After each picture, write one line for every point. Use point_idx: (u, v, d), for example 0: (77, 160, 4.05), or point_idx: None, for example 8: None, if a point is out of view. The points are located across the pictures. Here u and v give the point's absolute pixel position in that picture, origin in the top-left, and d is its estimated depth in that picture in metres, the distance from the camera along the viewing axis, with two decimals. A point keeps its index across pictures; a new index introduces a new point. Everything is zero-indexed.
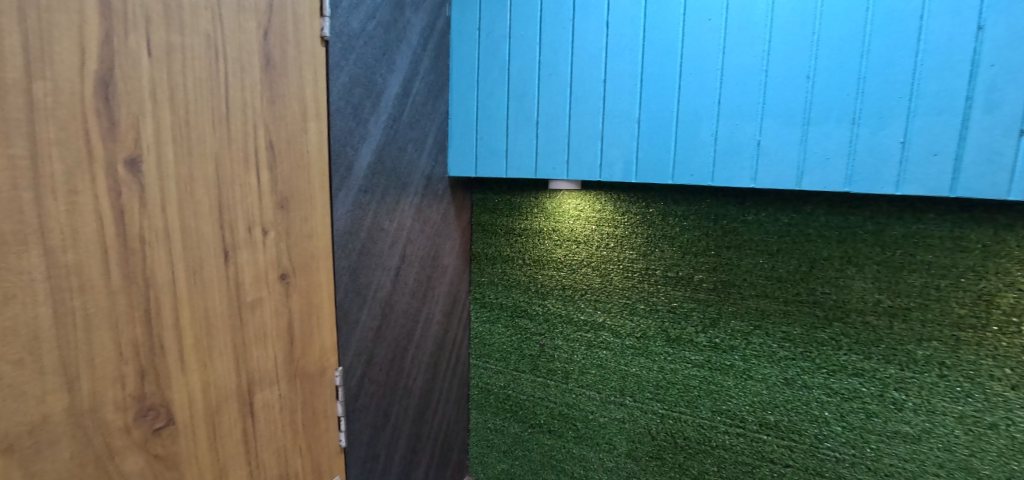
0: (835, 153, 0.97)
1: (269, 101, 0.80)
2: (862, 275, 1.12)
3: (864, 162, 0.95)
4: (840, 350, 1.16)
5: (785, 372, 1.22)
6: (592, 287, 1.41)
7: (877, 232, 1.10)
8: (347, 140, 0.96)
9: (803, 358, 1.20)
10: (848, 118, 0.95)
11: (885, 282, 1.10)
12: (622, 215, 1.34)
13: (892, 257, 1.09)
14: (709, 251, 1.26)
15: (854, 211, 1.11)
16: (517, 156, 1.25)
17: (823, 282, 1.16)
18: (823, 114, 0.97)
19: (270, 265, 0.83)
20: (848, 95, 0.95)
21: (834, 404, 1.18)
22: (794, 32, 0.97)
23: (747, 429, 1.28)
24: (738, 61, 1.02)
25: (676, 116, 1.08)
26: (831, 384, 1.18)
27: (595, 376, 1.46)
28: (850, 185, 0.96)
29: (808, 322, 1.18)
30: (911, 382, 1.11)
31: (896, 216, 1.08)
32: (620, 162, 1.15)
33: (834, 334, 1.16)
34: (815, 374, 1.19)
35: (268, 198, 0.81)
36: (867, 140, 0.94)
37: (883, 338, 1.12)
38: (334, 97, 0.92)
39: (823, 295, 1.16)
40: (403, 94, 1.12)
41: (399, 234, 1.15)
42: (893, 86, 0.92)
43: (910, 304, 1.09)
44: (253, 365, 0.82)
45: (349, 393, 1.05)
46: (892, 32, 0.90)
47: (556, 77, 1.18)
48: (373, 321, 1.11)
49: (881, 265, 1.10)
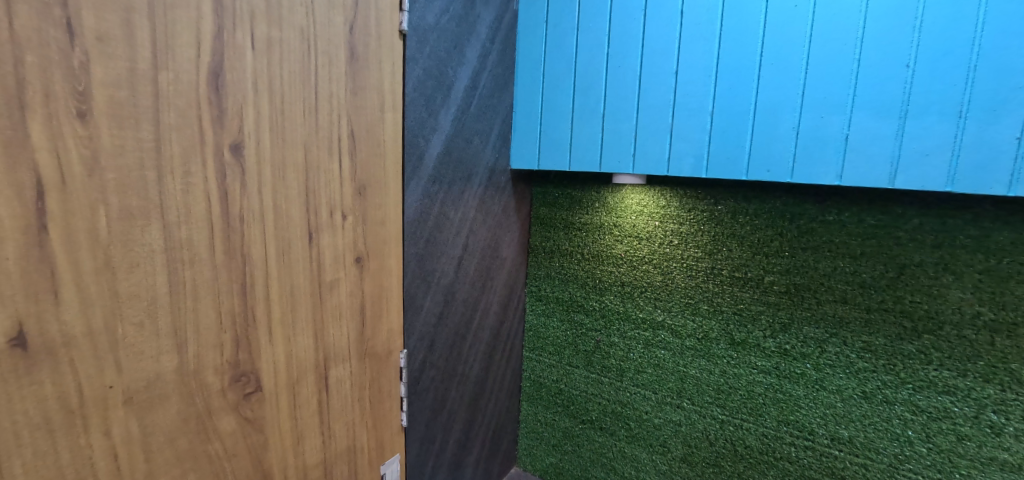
0: (934, 149, 0.93)
1: (352, 92, 0.84)
2: (960, 284, 1.08)
3: (970, 160, 0.91)
4: (928, 365, 1.13)
5: (864, 385, 1.20)
6: (653, 285, 1.40)
7: (981, 238, 1.05)
8: (419, 131, 1.00)
9: (887, 371, 1.17)
10: (954, 111, 0.91)
11: (987, 294, 1.06)
12: (688, 212, 1.32)
13: (996, 266, 1.05)
14: (783, 253, 1.23)
15: (954, 212, 1.06)
16: (581, 150, 1.26)
17: (913, 291, 1.12)
18: (924, 107, 0.93)
19: (348, 248, 0.87)
20: (954, 87, 0.90)
21: (921, 424, 1.15)
22: (893, 20, 0.94)
23: (817, 442, 1.26)
24: (827, 51, 0.99)
25: (755, 108, 1.06)
26: (918, 401, 1.15)
27: (651, 375, 1.45)
28: (952, 185, 0.92)
29: (893, 332, 1.15)
30: (1012, 405, 1.07)
31: (1002, 220, 1.03)
32: (689, 156, 1.14)
33: (923, 347, 1.13)
34: (899, 390, 1.16)
35: (348, 185, 0.86)
36: (974, 136, 0.90)
37: (981, 355, 1.08)
38: (410, 89, 0.96)
39: (913, 304, 1.13)
40: (472, 87, 1.15)
41: (463, 224, 1.18)
42: (1007, 79, 0.87)
43: (1017, 318, 1.04)
44: (329, 342, 0.87)
45: (411, 375, 1.10)
46: (1011, 17, 0.86)
47: (623, 70, 1.18)
48: (436, 307, 1.15)
49: (983, 275, 1.06)
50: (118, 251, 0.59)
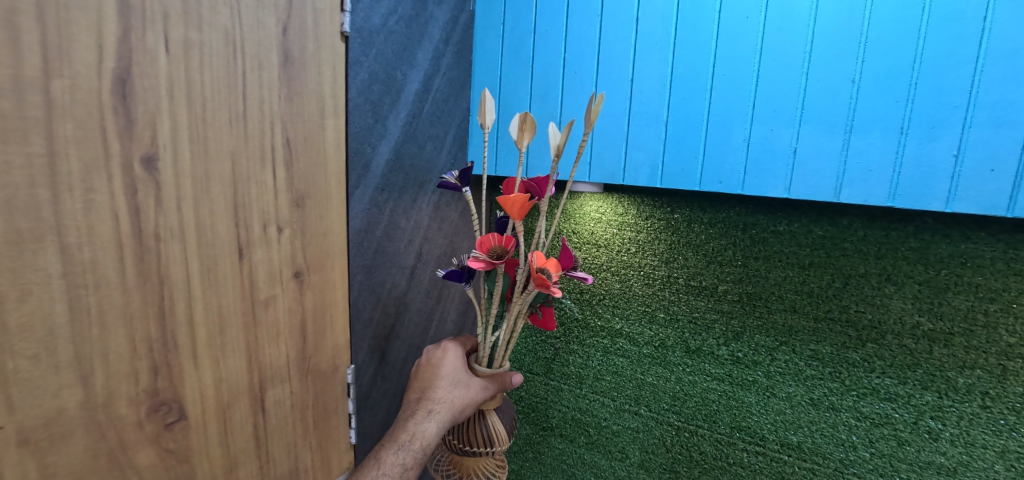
0: (877, 164, 0.95)
1: (288, 98, 0.79)
2: (902, 295, 1.11)
3: (910, 176, 0.92)
4: (871, 373, 1.16)
5: (811, 392, 1.22)
6: (611, 293, 1.39)
7: (922, 249, 1.08)
8: (365, 138, 0.95)
9: (833, 379, 1.19)
10: (895, 128, 0.93)
11: (926, 304, 1.09)
12: (644, 219, 1.31)
13: (935, 277, 1.08)
14: (736, 262, 1.23)
15: (896, 224, 1.10)
16: (539, 155, 1.23)
17: (859, 301, 1.14)
18: (868, 124, 0.95)
19: (285, 263, 0.82)
20: (895, 104, 0.92)
21: (864, 429, 1.18)
22: (839, 35, 0.95)
23: (767, 447, 1.27)
24: (776, 64, 1.00)
25: (708, 119, 1.06)
26: (862, 408, 1.18)
27: (609, 383, 1.44)
28: (894, 200, 0.94)
29: (839, 341, 1.17)
30: (949, 411, 1.10)
31: (942, 233, 1.06)
32: (645, 166, 1.12)
33: (867, 355, 1.16)
34: (844, 396, 1.19)
35: (284, 196, 0.80)
36: (914, 153, 0.92)
37: (920, 363, 1.11)
38: (353, 93, 0.91)
39: (858, 314, 1.15)
40: (424, 90, 1.10)
41: (415, 233, 1.14)
42: (945, 98, 0.89)
43: (953, 329, 1.08)
44: (264, 362, 0.82)
45: (360, 391, 1.04)
46: (949, 37, 0.88)
47: (580, 77, 1.16)
48: (387, 319, 1.10)
49: (923, 285, 1.09)
50: (5, 276, 0.55)
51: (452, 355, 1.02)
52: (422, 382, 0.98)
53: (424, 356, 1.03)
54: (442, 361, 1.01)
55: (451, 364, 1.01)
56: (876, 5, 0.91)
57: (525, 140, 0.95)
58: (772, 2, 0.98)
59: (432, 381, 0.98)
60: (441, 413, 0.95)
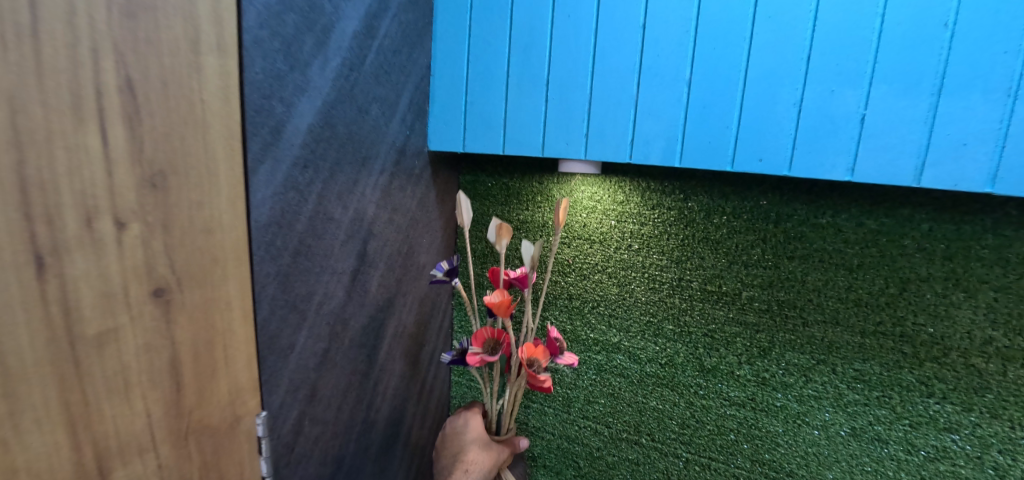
0: (974, 137, 0.69)
1: (127, 14, 0.49)
2: (973, 304, 0.87)
3: (1018, 152, 0.68)
4: (928, 398, 0.92)
5: (852, 421, 0.97)
6: (607, 299, 1.10)
7: (999, 247, 0.84)
8: (274, 91, 0.66)
9: (880, 404, 0.95)
10: (1001, 88, 0.67)
11: (1003, 317, 0.85)
12: (651, 209, 1.02)
13: (1017, 282, 0.84)
14: (765, 263, 0.97)
15: (966, 217, 0.85)
16: (518, 127, 0.92)
17: (918, 311, 0.90)
18: (965, 82, 0.69)
19: (134, 277, 0.53)
20: (1003, 55, 0.67)
21: (914, 465, 0.95)
22: None
23: None
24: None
25: (746, 76, 0.78)
26: (914, 440, 0.94)
27: (604, 407, 1.17)
28: (995, 185, 0.69)
29: (891, 360, 0.93)
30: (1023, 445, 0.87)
31: None
32: (661, 138, 0.84)
33: (923, 377, 0.92)
34: (893, 426, 0.95)
35: (127, 171, 0.51)
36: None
37: (991, 387, 0.88)
38: (250, 23, 0.62)
39: (915, 327, 0.91)
40: (366, 34, 0.81)
41: (356, 227, 0.84)
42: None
43: None
44: (106, 432, 0.53)
45: (277, 444, 0.76)
46: None
47: (575, 19, 0.86)
48: (319, 344, 0.81)
49: (1000, 292, 0.85)
50: None
51: (476, 419, 0.99)
52: (451, 448, 0.95)
53: (446, 424, 0.98)
54: (466, 429, 0.96)
55: (475, 433, 0.96)
56: None
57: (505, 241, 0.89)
58: None
59: (462, 446, 0.94)
60: (477, 474, 0.91)
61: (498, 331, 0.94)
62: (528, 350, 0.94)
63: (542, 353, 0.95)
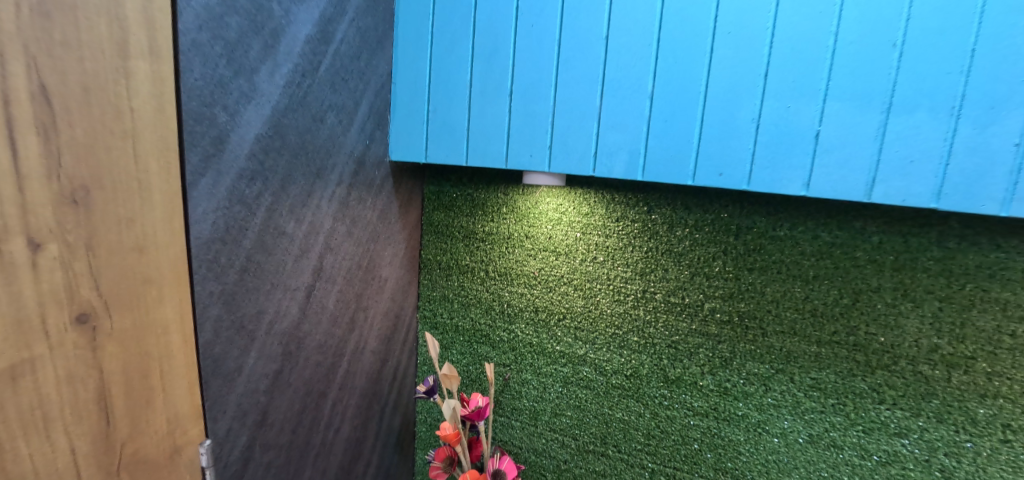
0: (922, 154, 0.66)
1: (39, 13, 0.44)
2: (919, 314, 0.84)
3: (961, 170, 0.65)
4: (880, 405, 0.88)
5: (810, 428, 0.92)
6: (573, 311, 1.05)
7: (944, 259, 0.81)
8: (216, 97, 0.61)
9: (836, 412, 0.90)
10: (947, 107, 0.64)
11: (948, 324, 0.82)
12: (615, 220, 0.99)
13: (958, 293, 0.81)
14: (726, 274, 0.92)
15: (917, 230, 0.82)
16: (482, 137, 0.88)
17: (870, 321, 0.86)
18: (912, 99, 0.66)
19: (51, 301, 0.48)
20: (949, 76, 0.64)
21: (868, 470, 0.90)
22: None
23: None
24: (796, 18, 0.68)
25: (705, 90, 0.74)
26: (867, 445, 0.90)
27: (570, 419, 1.10)
28: (939, 201, 0.66)
29: (846, 369, 0.88)
30: (965, 448, 0.84)
31: (971, 240, 0.79)
32: (623, 150, 0.80)
33: (876, 385, 0.87)
34: (849, 433, 0.90)
35: (40, 188, 0.46)
36: (967, 141, 0.64)
37: (937, 393, 0.85)
38: (189, 25, 0.57)
39: (867, 337, 0.86)
40: (321, 40, 0.77)
41: (310, 241, 0.80)
42: (1016, 64, 0.62)
43: (975, 352, 0.82)
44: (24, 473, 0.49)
45: (223, 472, 0.72)
46: None
47: (538, 29, 0.82)
48: (270, 364, 0.77)
49: (944, 302, 0.82)
50: None
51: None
52: None
53: None
54: None
55: None
56: None
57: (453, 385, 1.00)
58: None
59: None
60: None
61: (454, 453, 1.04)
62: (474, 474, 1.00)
63: None
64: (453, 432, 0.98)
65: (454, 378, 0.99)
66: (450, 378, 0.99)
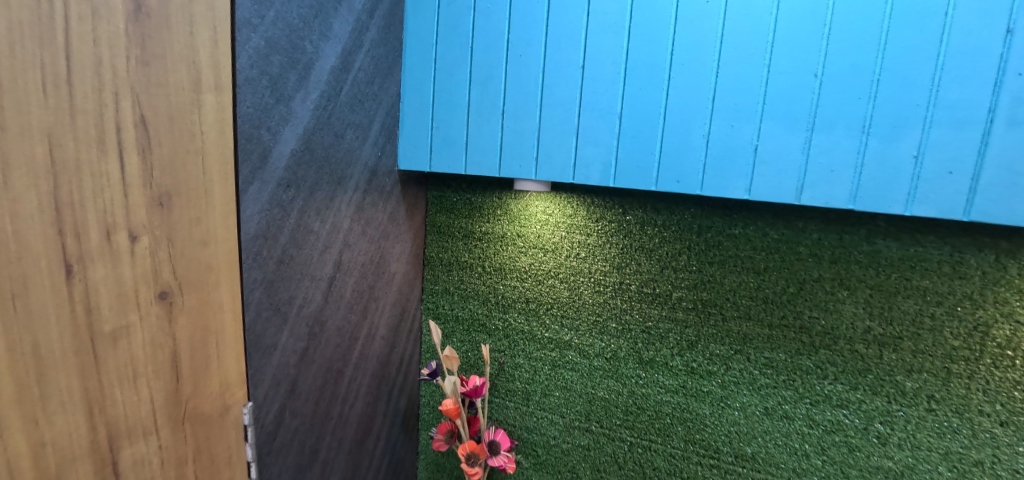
0: (840, 164, 0.80)
1: (142, 62, 0.58)
2: (854, 300, 0.97)
3: (872, 177, 0.78)
4: (824, 380, 1.01)
5: (765, 402, 1.06)
6: (559, 301, 1.19)
7: (872, 253, 0.95)
8: (261, 121, 0.76)
9: (787, 387, 1.04)
10: (858, 126, 0.78)
11: (879, 309, 0.96)
12: (595, 220, 1.13)
13: (886, 281, 0.95)
14: (690, 267, 1.07)
15: (849, 229, 0.95)
16: (478, 150, 1.02)
17: (813, 306, 0.99)
18: (832, 119, 0.79)
19: (143, 281, 0.62)
20: (859, 100, 0.77)
21: (816, 437, 1.04)
22: (802, 22, 0.79)
23: (722, 460, 1.11)
24: (737, 54, 0.83)
25: (664, 112, 0.88)
26: (814, 416, 1.03)
27: (558, 398, 1.24)
28: (855, 203, 0.80)
29: (794, 348, 1.02)
30: (898, 415, 0.99)
31: (893, 237, 0.93)
32: (598, 162, 0.94)
33: (820, 362, 1.01)
34: (798, 405, 1.04)
35: (138, 194, 0.60)
36: (877, 154, 0.78)
37: (871, 368, 0.98)
38: (243, 64, 0.71)
39: (811, 320, 1.00)
40: (342, 69, 0.91)
41: (332, 239, 0.94)
42: (912, 91, 0.75)
43: (902, 332, 0.96)
44: (117, 415, 0.63)
45: (261, 432, 0.86)
46: (918, 24, 0.74)
47: (525, 60, 0.96)
48: (298, 343, 0.91)
49: (874, 289, 0.96)
50: None
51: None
52: None
53: None
54: None
55: None
56: None
57: (454, 366, 1.15)
58: None
59: None
60: None
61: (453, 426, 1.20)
62: (471, 444, 1.16)
63: (482, 449, 1.16)
64: (453, 407, 1.13)
65: (454, 360, 1.15)
66: (451, 360, 1.15)
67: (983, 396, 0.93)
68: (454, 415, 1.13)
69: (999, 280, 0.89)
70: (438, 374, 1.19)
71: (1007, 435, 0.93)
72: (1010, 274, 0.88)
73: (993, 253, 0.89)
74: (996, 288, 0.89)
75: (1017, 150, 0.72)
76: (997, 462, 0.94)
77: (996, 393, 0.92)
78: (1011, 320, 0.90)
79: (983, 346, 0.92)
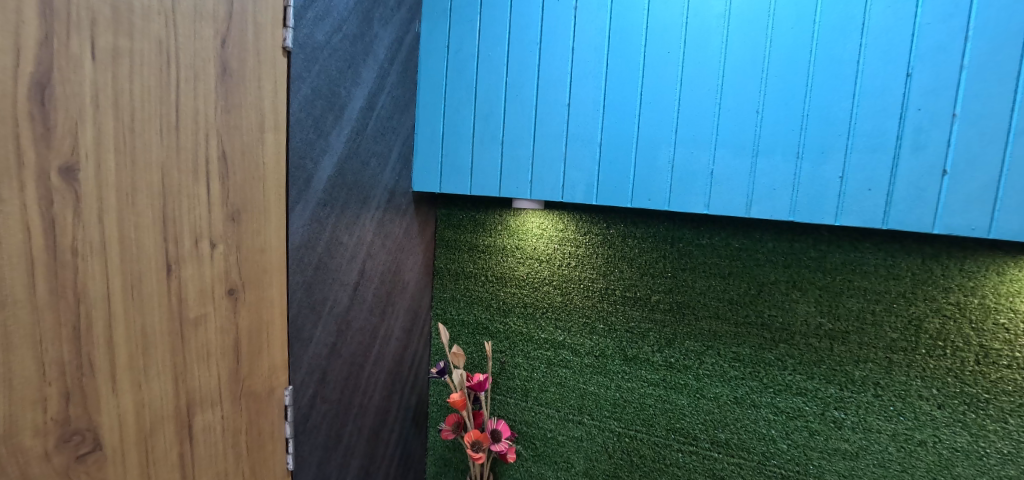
0: (780, 184, 0.96)
1: (224, 110, 0.79)
2: (806, 299, 1.12)
3: (806, 193, 0.94)
4: (784, 370, 1.15)
5: (735, 392, 1.20)
6: (554, 306, 1.35)
7: (819, 258, 1.10)
8: (306, 153, 0.94)
9: (752, 377, 1.18)
10: (793, 152, 0.95)
11: (826, 306, 1.11)
12: (584, 234, 1.29)
13: (832, 282, 1.10)
14: (666, 274, 1.23)
15: (798, 237, 1.11)
16: (481, 174, 1.19)
17: (771, 306, 1.15)
18: (771, 147, 0.96)
19: (217, 280, 0.81)
20: (792, 131, 0.94)
21: (780, 423, 1.17)
22: (744, 69, 0.97)
23: (699, 446, 1.24)
24: (693, 96, 1.00)
25: (635, 143, 1.05)
26: (778, 403, 1.17)
27: (554, 394, 1.38)
28: (794, 215, 0.95)
29: (757, 343, 1.17)
30: (850, 401, 1.11)
31: (836, 244, 1.09)
32: (581, 184, 1.10)
33: (780, 355, 1.15)
34: (763, 394, 1.18)
35: (218, 211, 0.79)
36: (808, 175, 0.94)
37: (823, 359, 1.12)
38: (295, 108, 0.91)
39: (770, 317, 1.15)
40: (368, 108, 1.09)
41: (358, 249, 1.11)
42: (834, 123, 0.92)
43: (848, 327, 1.09)
44: (193, 385, 0.79)
45: (298, 413, 1.01)
46: (836, 71, 0.91)
47: (521, 99, 1.14)
48: (328, 337, 1.07)
49: (823, 290, 1.11)
50: None
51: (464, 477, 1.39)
52: None
53: None
54: None
55: None
56: (775, 39, 0.94)
57: (460, 363, 1.31)
58: (688, 37, 1.00)
59: None
60: None
61: (459, 417, 1.35)
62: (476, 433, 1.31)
63: (485, 437, 1.32)
64: (459, 399, 1.27)
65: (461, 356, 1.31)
66: (458, 357, 1.32)
67: (923, 383, 1.05)
68: (461, 406, 1.28)
69: (927, 280, 1.03)
70: (446, 371, 1.33)
71: (944, 417, 1.04)
72: (936, 274, 1.02)
73: (919, 257, 1.03)
74: (925, 287, 1.03)
75: (919, 171, 0.87)
76: (938, 441, 1.05)
77: (932, 379, 1.05)
78: (939, 314, 1.03)
79: (918, 338, 1.05)
